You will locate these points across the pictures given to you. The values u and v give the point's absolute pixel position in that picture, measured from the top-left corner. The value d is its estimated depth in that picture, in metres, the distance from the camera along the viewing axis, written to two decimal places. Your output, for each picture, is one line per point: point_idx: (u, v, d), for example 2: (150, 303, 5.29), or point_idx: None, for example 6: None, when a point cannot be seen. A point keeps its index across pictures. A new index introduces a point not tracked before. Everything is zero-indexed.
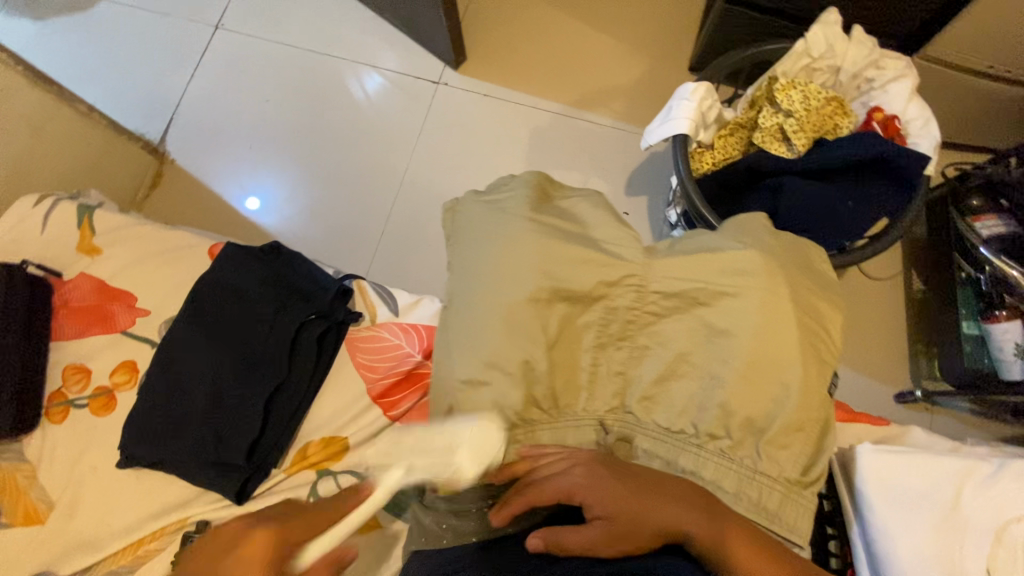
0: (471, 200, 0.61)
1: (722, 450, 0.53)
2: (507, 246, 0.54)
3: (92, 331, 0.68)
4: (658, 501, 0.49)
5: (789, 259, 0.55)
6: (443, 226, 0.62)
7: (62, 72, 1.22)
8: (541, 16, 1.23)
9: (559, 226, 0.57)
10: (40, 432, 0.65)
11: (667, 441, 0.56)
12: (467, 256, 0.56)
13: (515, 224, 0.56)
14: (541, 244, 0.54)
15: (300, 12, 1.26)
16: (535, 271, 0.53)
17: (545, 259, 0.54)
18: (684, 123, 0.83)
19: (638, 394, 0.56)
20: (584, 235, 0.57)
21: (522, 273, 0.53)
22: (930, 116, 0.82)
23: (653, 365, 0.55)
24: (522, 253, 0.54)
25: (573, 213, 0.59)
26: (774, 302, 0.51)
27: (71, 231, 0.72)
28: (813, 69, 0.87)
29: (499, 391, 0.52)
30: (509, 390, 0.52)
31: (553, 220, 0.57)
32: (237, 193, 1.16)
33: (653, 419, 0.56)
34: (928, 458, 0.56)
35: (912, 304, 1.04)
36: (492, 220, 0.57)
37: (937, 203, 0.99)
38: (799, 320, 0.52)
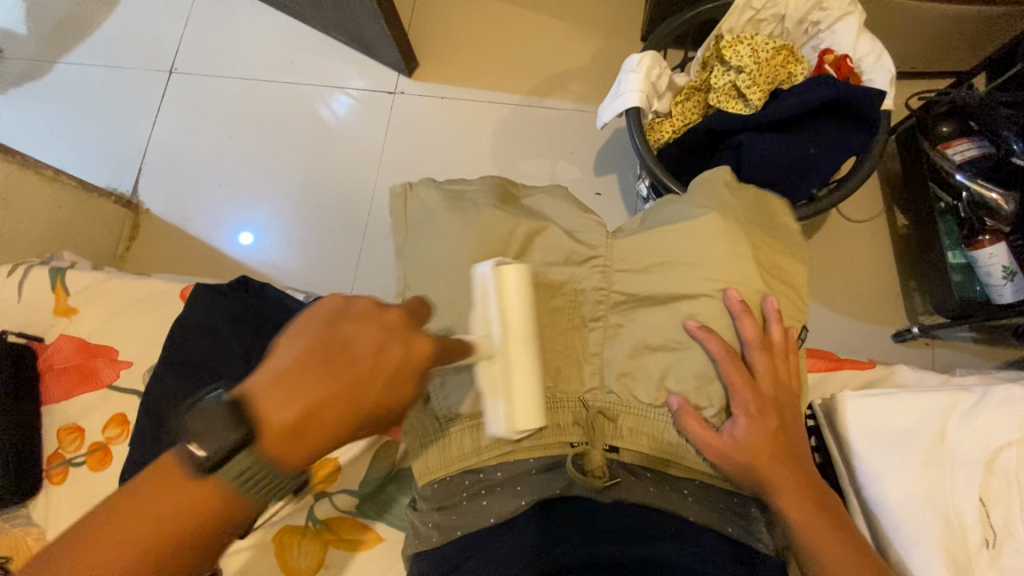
0: (434, 189, 0.62)
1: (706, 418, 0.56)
2: (474, 233, 0.58)
3: (79, 390, 0.70)
4: (784, 466, 0.54)
5: (739, 218, 0.59)
6: (395, 204, 0.64)
7: (28, 140, 1.23)
8: (486, 8, 1.23)
9: (522, 216, 0.61)
10: (43, 496, 0.66)
11: (649, 416, 0.58)
12: (423, 243, 0.60)
13: (482, 210, 0.60)
14: (504, 230, 0.59)
15: (250, 43, 1.26)
16: (492, 262, 0.58)
17: (504, 248, 0.58)
18: (634, 96, 0.82)
19: (609, 376, 0.59)
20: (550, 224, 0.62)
21: (481, 264, 0.57)
22: (881, 50, 0.80)
23: (620, 348, 0.59)
24: (488, 238, 0.58)
25: (539, 211, 0.63)
26: (714, 260, 0.56)
27: (45, 295, 0.73)
28: (758, 20, 0.86)
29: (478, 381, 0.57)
30: None
31: (518, 216, 0.61)
32: (215, 231, 1.17)
33: (631, 395, 0.58)
34: (910, 398, 0.59)
35: (899, 241, 1.02)
36: (452, 206, 0.60)
37: (906, 137, 0.97)
38: (745, 275, 0.57)
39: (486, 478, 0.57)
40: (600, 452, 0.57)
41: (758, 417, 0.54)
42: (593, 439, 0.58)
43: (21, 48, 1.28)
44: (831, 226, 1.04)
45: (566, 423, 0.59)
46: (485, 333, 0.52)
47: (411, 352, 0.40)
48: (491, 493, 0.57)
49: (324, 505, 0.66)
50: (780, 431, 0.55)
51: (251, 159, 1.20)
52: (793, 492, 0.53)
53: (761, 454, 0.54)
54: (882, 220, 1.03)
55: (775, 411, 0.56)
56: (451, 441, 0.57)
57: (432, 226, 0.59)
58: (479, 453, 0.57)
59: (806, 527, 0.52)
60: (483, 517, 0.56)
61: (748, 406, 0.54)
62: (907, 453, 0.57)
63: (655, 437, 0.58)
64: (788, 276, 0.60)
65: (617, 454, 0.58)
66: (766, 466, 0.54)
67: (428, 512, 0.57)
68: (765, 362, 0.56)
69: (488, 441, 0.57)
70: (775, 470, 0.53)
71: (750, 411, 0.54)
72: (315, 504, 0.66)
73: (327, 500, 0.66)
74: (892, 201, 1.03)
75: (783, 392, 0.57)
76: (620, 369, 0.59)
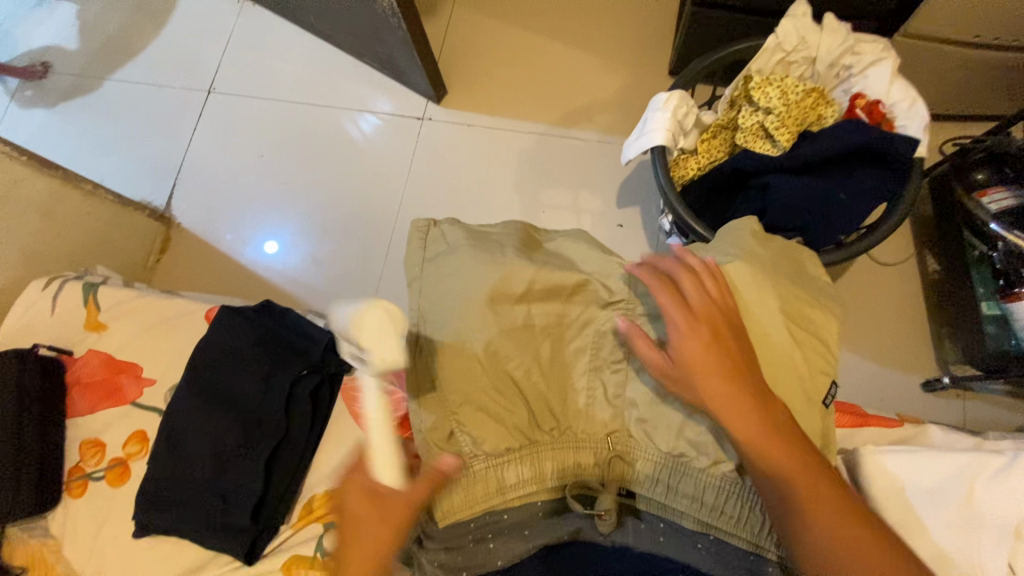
0: (458, 228, 0.61)
1: (727, 473, 0.54)
2: (493, 270, 0.57)
3: (102, 405, 0.71)
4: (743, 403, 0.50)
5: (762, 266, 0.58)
6: (412, 239, 0.61)
7: (72, 153, 1.29)
8: (515, 39, 1.25)
9: (548, 261, 0.60)
10: (62, 508, 0.67)
11: (668, 465, 0.57)
12: (437, 281, 0.58)
13: (508, 253, 0.59)
14: (523, 270, 0.58)
15: (284, 66, 1.30)
16: (511, 300, 0.57)
17: (524, 288, 0.58)
18: (659, 135, 0.82)
19: (635, 419, 0.59)
20: (572, 267, 0.62)
21: (497, 303, 0.56)
22: (915, 95, 0.79)
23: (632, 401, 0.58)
24: (508, 278, 0.57)
25: (559, 253, 0.63)
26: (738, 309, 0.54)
27: (78, 310, 0.75)
28: (788, 63, 0.84)
29: (501, 416, 0.56)
30: (508, 412, 0.57)
31: (543, 261, 0.61)
32: (241, 247, 1.20)
33: (658, 444, 0.57)
34: (933, 457, 0.59)
35: (930, 286, 0.99)
36: (473, 245, 0.59)
37: (939, 180, 0.95)
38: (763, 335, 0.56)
39: (494, 521, 0.57)
40: (612, 496, 0.58)
41: (697, 338, 0.52)
42: (607, 482, 0.58)
43: (71, 65, 1.34)
44: (859, 269, 1.01)
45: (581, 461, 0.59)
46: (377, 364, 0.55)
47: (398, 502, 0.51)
48: (507, 529, 0.57)
49: (332, 536, 0.64)
50: (727, 357, 0.52)
51: (281, 178, 1.23)
52: (745, 420, 0.50)
53: (700, 374, 0.52)
54: (911, 264, 1.01)
55: (721, 333, 0.53)
56: (475, 478, 0.56)
57: (451, 262, 0.58)
58: (504, 493, 0.57)
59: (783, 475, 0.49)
60: (490, 559, 0.56)
61: (692, 333, 0.53)
62: (926, 515, 0.56)
63: (672, 487, 0.57)
64: (824, 333, 0.57)
65: (629, 499, 0.60)
66: (717, 401, 0.51)
67: (434, 551, 0.56)
68: (700, 288, 0.54)
69: (511, 480, 0.57)
70: (722, 401, 0.51)
71: (695, 341, 0.52)
72: (323, 533, 0.64)
73: (336, 531, 0.64)
74: (923, 247, 1.01)
75: (729, 312, 0.54)
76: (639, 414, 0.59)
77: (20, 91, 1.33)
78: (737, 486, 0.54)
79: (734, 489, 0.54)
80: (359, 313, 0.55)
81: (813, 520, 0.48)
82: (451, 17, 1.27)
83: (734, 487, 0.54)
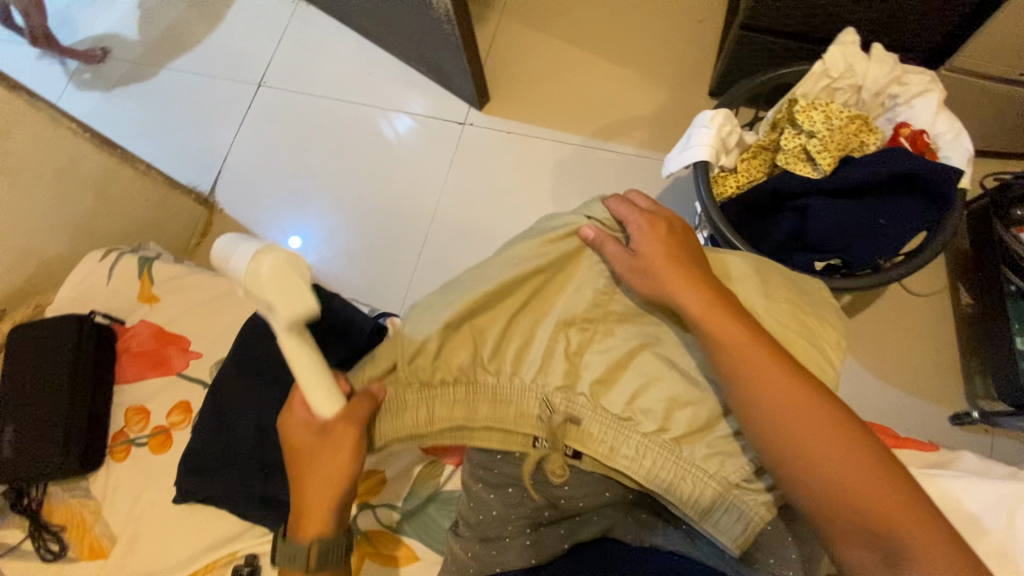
0: None
1: (666, 440, 0.56)
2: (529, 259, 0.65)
3: (150, 374, 0.74)
4: (698, 291, 0.54)
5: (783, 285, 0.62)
6: None
7: (124, 135, 1.34)
8: (560, 53, 1.28)
9: None
10: (104, 470, 0.70)
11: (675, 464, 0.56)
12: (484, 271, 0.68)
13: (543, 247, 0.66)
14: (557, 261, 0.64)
15: (334, 65, 1.35)
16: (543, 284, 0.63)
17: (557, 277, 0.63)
18: (702, 150, 0.84)
19: (658, 425, 0.56)
20: None
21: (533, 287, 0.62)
22: (960, 128, 0.80)
23: (653, 404, 0.57)
24: None
25: None
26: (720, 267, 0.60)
27: (133, 282, 0.79)
28: (833, 89, 0.86)
29: None
30: None
31: None
32: (277, 234, 1.23)
33: (603, 403, 0.59)
34: (979, 481, 0.58)
35: (962, 320, 0.99)
36: None
37: (978, 213, 0.95)
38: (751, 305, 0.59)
39: (535, 517, 0.59)
40: (558, 454, 0.58)
41: (656, 234, 0.58)
42: (553, 442, 0.57)
43: (129, 53, 1.40)
44: (891, 297, 1.01)
45: (527, 413, 0.59)
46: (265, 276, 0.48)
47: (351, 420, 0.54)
48: (484, 480, 0.60)
49: (366, 516, 0.67)
50: (684, 253, 0.57)
51: (319, 171, 1.27)
52: (704, 299, 0.54)
53: (661, 262, 0.56)
54: (943, 296, 1.01)
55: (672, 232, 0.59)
56: (406, 409, 0.58)
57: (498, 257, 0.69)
58: (431, 424, 0.59)
59: (737, 354, 0.51)
60: (526, 557, 0.56)
61: (652, 236, 0.58)
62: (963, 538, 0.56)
63: (613, 448, 0.58)
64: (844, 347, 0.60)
65: (576, 460, 0.59)
66: (680, 294, 0.55)
67: (470, 542, 0.58)
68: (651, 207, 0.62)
69: (441, 413, 0.59)
70: (684, 286, 0.55)
71: (655, 237, 0.58)
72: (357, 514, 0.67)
73: (370, 512, 0.67)
74: (957, 280, 1.01)
75: (676, 224, 0.61)
76: (659, 421, 0.56)
77: (79, 74, 1.39)
78: (676, 458, 0.56)
79: (672, 461, 0.56)
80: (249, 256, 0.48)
81: (780, 400, 0.50)
82: (498, 28, 1.31)
83: (673, 458, 0.56)
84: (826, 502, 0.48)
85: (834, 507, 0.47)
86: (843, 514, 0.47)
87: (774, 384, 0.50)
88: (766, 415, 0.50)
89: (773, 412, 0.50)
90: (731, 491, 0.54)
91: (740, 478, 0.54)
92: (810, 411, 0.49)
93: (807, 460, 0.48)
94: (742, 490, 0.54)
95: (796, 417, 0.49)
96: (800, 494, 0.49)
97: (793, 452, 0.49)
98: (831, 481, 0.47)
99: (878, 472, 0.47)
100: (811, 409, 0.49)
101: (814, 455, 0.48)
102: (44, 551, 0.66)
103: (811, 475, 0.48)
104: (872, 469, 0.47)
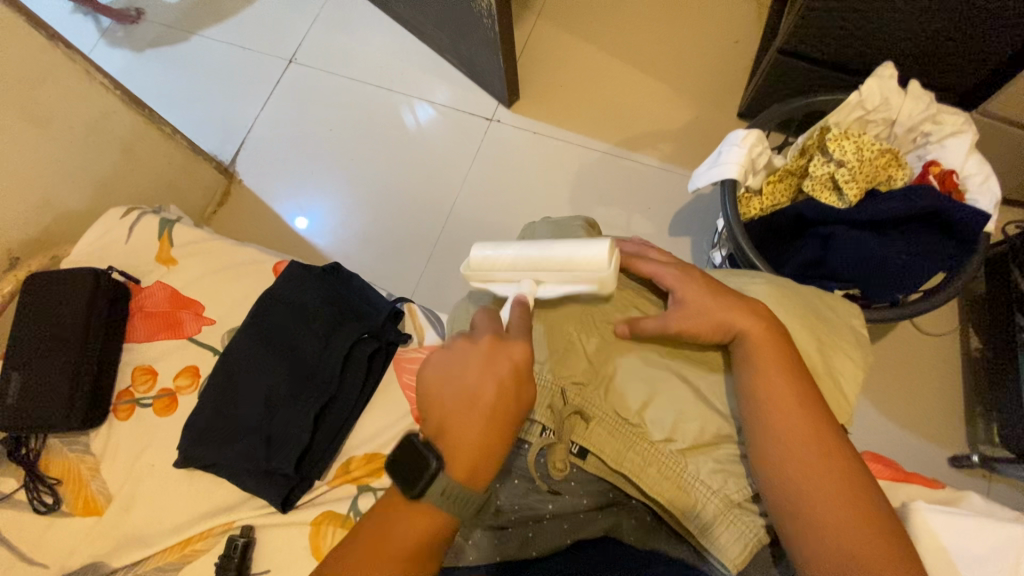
0: (544, 223, 0.75)
1: (672, 451, 0.57)
2: None
3: (161, 336, 0.74)
4: (747, 310, 0.57)
5: (808, 312, 0.63)
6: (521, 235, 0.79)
7: (150, 97, 1.34)
8: (592, 60, 1.28)
9: None
10: (106, 428, 0.69)
11: (675, 477, 0.56)
12: None
13: None
14: None
15: (367, 49, 1.35)
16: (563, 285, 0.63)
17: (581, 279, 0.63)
18: (733, 169, 0.84)
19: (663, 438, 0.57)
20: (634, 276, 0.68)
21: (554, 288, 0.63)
22: (990, 171, 0.80)
23: (664, 416, 0.57)
24: None
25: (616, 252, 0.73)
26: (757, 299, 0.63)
27: (153, 242, 0.79)
28: (866, 121, 0.86)
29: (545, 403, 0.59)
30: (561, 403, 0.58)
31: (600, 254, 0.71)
32: (293, 211, 1.23)
33: (616, 407, 0.59)
34: (985, 522, 0.57)
35: (970, 363, 0.99)
36: (554, 239, 0.71)
37: (997, 259, 0.95)
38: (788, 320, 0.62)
39: (539, 510, 0.59)
40: (564, 448, 0.57)
41: (693, 276, 0.60)
42: (560, 434, 0.57)
43: (162, 16, 1.40)
44: (900, 334, 1.02)
45: (539, 404, 0.59)
46: (588, 276, 0.56)
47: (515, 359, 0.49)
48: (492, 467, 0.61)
49: (366, 499, 0.64)
50: (715, 284, 0.60)
51: (341, 154, 1.26)
52: (752, 330, 0.56)
53: (707, 295, 0.58)
54: (954, 338, 1.01)
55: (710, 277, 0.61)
56: None
57: None
58: None
59: (761, 364, 0.54)
60: (527, 549, 0.58)
61: (694, 280, 0.59)
62: None
63: (619, 452, 0.57)
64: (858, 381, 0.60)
65: (581, 459, 0.59)
66: (728, 318, 0.56)
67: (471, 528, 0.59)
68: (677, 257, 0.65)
69: None
70: (731, 314, 0.57)
71: (699, 277, 0.60)
72: (357, 496, 0.65)
73: (370, 495, 0.65)
74: (969, 323, 1.01)
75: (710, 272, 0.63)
76: (666, 432, 0.57)
77: (111, 32, 1.39)
78: (680, 469, 0.56)
79: (679, 474, 0.56)
80: (590, 248, 0.56)
81: (800, 436, 0.52)
82: (534, 29, 1.32)
83: (676, 469, 0.56)
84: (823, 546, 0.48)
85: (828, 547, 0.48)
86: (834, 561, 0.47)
87: (792, 389, 0.53)
88: (776, 415, 0.52)
89: (778, 423, 0.52)
90: (733, 509, 0.54)
91: (742, 497, 0.54)
92: (815, 429, 0.52)
93: (797, 472, 0.51)
94: (742, 509, 0.54)
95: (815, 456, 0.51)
96: (781, 503, 0.51)
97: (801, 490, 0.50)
98: (832, 531, 0.48)
99: (862, 498, 0.49)
100: (829, 452, 0.51)
101: (805, 469, 0.50)
102: (37, 503, 0.65)
103: (795, 488, 0.50)
104: (860, 491, 0.49)
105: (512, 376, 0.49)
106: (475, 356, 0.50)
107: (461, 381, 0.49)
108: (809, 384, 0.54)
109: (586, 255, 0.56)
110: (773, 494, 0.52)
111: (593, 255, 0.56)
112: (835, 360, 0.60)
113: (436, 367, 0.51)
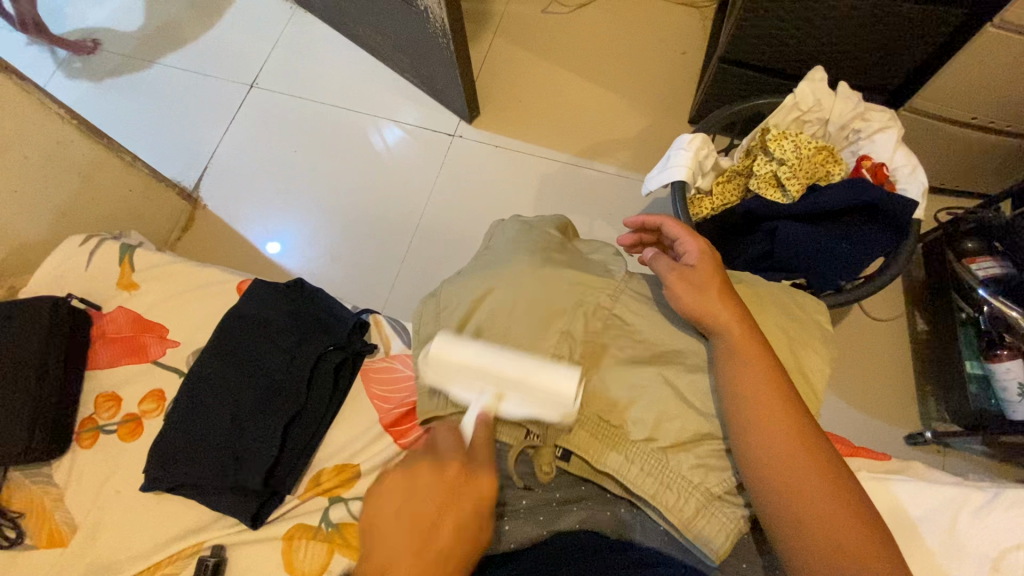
0: (512, 221, 0.77)
1: (655, 450, 0.58)
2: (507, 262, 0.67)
3: (124, 361, 0.74)
4: (732, 305, 0.58)
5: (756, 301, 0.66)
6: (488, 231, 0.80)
7: (110, 126, 1.33)
8: (548, 75, 1.33)
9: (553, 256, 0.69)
10: (70, 456, 0.68)
11: (655, 472, 0.58)
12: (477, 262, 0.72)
13: (526, 248, 0.69)
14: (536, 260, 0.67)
15: (330, 71, 1.37)
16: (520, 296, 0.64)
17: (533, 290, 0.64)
18: (680, 171, 0.88)
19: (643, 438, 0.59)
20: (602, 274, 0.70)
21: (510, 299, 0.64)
22: (915, 163, 0.87)
23: (644, 416, 0.59)
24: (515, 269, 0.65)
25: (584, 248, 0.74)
26: None
27: (113, 268, 0.79)
28: (803, 120, 0.91)
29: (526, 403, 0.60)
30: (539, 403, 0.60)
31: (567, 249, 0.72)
32: (261, 235, 1.23)
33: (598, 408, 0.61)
34: (927, 486, 0.62)
35: (917, 344, 1.05)
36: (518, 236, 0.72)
37: (932, 246, 1.01)
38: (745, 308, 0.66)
39: (513, 505, 0.62)
40: (549, 451, 0.61)
41: (708, 251, 0.63)
42: (545, 438, 0.60)
43: (119, 45, 1.40)
44: (851, 321, 1.07)
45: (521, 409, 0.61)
46: (553, 410, 0.58)
47: (481, 486, 0.51)
48: None
49: (338, 509, 0.65)
50: (727, 277, 0.62)
51: (306, 175, 1.28)
52: (737, 328, 0.57)
53: (710, 274, 0.61)
54: (901, 322, 1.07)
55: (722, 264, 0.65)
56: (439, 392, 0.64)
57: (490, 250, 0.72)
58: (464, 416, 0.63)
59: (745, 365, 0.55)
60: (506, 541, 0.60)
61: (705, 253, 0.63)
62: (911, 539, 0.60)
63: (601, 450, 0.60)
64: (804, 364, 0.63)
65: (564, 461, 0.62)
66: (713, 311, 0.58)
67: None
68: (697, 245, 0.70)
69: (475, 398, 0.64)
70: (717, 308, 0.58)
71: (710, 254, 0.63)
72: (329, 507, 0.66)
73: (342, 505, 0.66)
74: (913, 307, 1.07)
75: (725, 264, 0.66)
76: (648, 431, 0.59)
77: (67, 63, 1.38)
78: (663, 467, 0.57)
79: (661, 471, 0.57)
80: (558, 374, 0.58)
81: (783, 431, 0.53)
82: (491, 47, 1.36)
83: (660, 467, 0.58)
84: (807, 540, 0.49)
85: (812, 542, 0.49)
86: (819, 557, 0.48)
87: (773, 387, 0.54)
88: (758, 413, 0.53)
89: (764, 426, 0.53)
90: (713, 502, 0.56)
91: (722, 490, 0.56)
92: (801, 427, 0.53)
93: (785, 476, 0.51)
94: (723, 502, 0.56)
95: (797, 453, 0.52)
96: (772, 502, 0.51)
97: (786, 485, 0.51)
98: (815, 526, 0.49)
99: (843, 496, 0.50)
100: (811, 449, 0.52)
101: (788, 464, 0.51)
102: None
103: (788, 488, 0.51)
104: (841, 489, 0.51)
105: (473, 511, 0.50)
106: (439, 481, 0.50)
107: (412, 500, 0.49)
108: (792, 385, 0.55)
109: (553, 375, 0.58)
110: (758, 488, 0.52)
111: (559, 379, 0.58)
112: (785, 346, 0.64)
113: (395, 492, 0.50)
